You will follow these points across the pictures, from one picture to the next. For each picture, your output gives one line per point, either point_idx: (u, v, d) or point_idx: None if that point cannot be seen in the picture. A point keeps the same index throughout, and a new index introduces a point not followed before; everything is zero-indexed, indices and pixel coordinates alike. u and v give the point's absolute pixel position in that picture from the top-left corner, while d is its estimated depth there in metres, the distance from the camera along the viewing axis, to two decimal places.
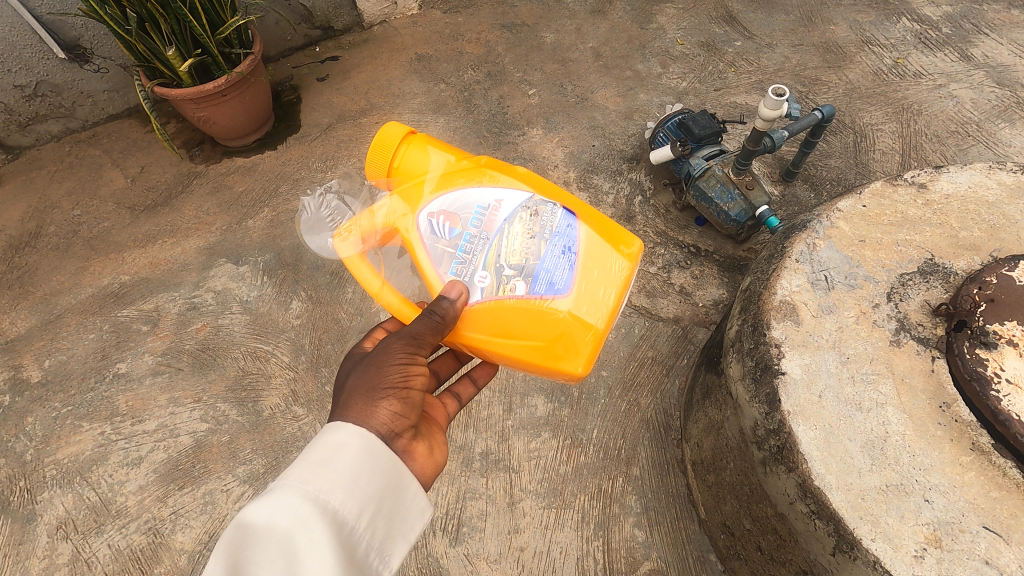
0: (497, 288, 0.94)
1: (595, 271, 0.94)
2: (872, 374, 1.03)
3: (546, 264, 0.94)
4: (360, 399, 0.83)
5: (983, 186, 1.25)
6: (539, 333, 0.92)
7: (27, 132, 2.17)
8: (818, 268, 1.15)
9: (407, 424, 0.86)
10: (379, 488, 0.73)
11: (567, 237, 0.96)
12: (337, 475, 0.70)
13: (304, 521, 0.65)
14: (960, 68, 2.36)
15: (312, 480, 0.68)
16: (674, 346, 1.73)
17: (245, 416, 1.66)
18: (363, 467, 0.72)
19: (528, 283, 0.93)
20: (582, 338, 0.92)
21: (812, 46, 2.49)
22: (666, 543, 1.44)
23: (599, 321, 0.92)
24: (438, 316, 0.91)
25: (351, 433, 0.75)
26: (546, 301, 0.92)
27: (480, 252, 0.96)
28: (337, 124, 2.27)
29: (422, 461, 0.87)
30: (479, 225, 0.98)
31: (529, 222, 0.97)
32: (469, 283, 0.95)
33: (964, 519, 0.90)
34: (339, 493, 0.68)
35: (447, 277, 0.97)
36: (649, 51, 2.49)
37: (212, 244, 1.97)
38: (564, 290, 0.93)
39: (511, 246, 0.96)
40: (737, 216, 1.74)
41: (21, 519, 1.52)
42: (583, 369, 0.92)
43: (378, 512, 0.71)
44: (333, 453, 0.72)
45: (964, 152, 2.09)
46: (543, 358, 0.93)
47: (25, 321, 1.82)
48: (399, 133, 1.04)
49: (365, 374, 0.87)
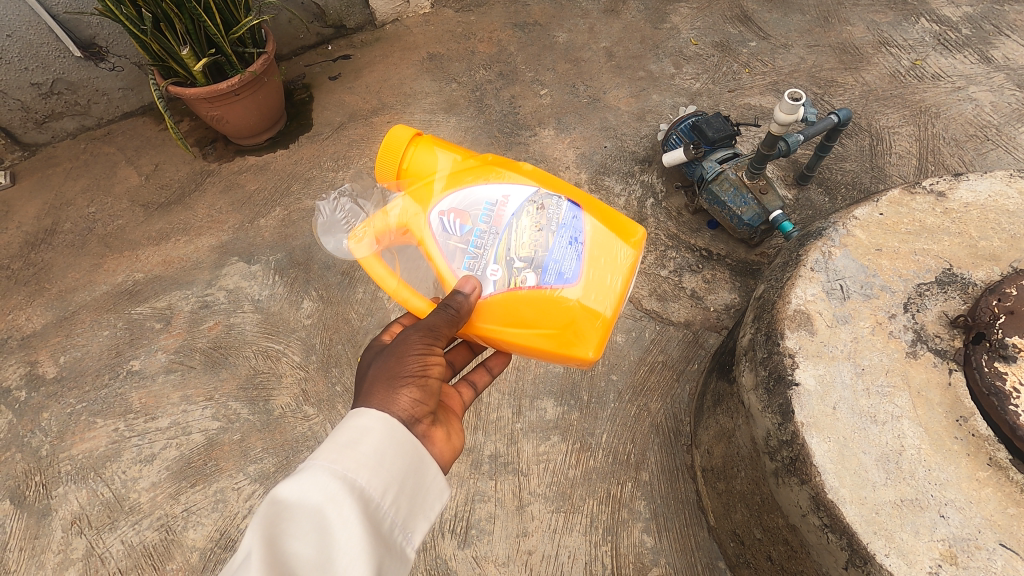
0: (508, 280, 0.94)
1: (601, 259, 0.94)
2: (888, 387, 1.02)
3: (554, 255, 0.93)
4: (381, 387, 0.83)
5: (1003, 195, 1.23)
6: (549, 321, 0.92)
7: (43, 129, 2.19)
8: (833, 277, 1.13)
9: (426, 410, 0.86)
10: (403, 469, 0.73)
11: (572, 228, 0.95)
12: (364, 456, 0.70)
13: (334, 497, 0.65)
14: (979, 70, 2.32)
15: (339, 460, 0.68)
16: (685, 350, 1.72)
17: (256, 415, 1.67)
18: (388, 450, 0.73)
19: (538, 274, 0.93)
20: (592, 325, 0.92)
21: (828, 47, 2.45)
22: (675, 550, 1.44)
23: (607, 308, 0.92)
24: (453, 309, 0.91)
25: (374, 418, 0.76)
26: (556, 291, 0.92)
27: (491, 247, 0.96)
28: (349, 123, 2.28)
29: (441, 445, 0.87)
30: (488, 221, 0.97)
31: (536, 216, 0.96)
32: (482, 277, 0.95)
33: (981, 536, 0.89)
34: (366, 472, 0.69)
35: (460, 272, 0.97)
36: (662, 51, 2.47)
37: (224, 243, 1.99)
38: (573, 279, 0.92)
39: (520, 240, 0.95)
40: (750, 220, 1.71)
41: (37, 513, 1.54)
42: (593, 354, 0.92)
43: (401, 492, 0.72)
44: (358, 436, 0.73)
45: (983, 156, 2.06)
46: (554, 345, 0.93)
47: (41, 317, 1.84)
48: (406, 135, 1.04)
49: (385, 364, 0.87)
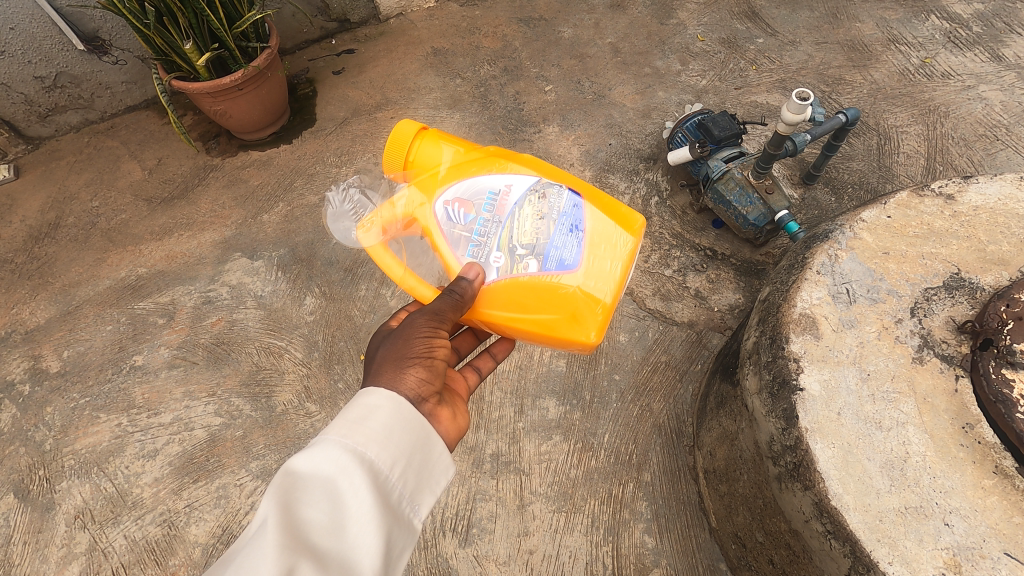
0: (510, 267, 0.94)
1: (601, 247, 0.93)
2: (893, 393, 1.01)
3: (555, 243, 0.93)
4: (388, 367, 0.84)
5: (1014, 198, 1.22)
6: (550, 306, 0.92)
7: (47, 123, 2.18)
8: (839, 280, 1.12)
9: (431, 390, 0.86)
10: (410, 444, 0.73)
11: (573, 217, 0.95)
12: (373, 432, 0.70)
13: (345, 468, 0.65)
14: (990, 68, 2.29)
15: (349, 434, 0.69)
16: (689, 351, 1.71)
17: (258, 411, 1.67)
18: (395, 425, 0.73)
19: (540, 262, 0.92)
20: (593, 311, 0.91)
21: (836, 44, 2.43)
22: (676, 551, 1.44)
23: (608, 294, 0.91)
24: (457, 295, 0.90)
25: (382, 396, 0.76)
26: (557, 278, 0.92)
27: (494, 235, 0.96)
28: (352, 119, 2.26)
29: (446, 424, 0.87)
30: (491, 210, 0.97)
31: (538, 205, 0.96)
32: (486, 264, 0.95)
33: (985, 544, 0.88)
34: (376, 446, 0.69)
35: (464, 260, 0.97)
36: (669, 47, 2.45)
37: (227, 238, 1.98)
38: (573, 266, 0.92)
39: (522, 228, 0.95)
40: (755, 220, 1.70)
41: (41, 507, 1.55)
42: (595, 338, 0.91)
43: (409, 466, 0.72)
44: (367, 413, 0.73)
45: (992, 156, 2.04)
46: (555, 330, 0.92)
47: (45, 311, 1.85)
48: (412, 129, 1.03)
49: (393, 346, 0.87)
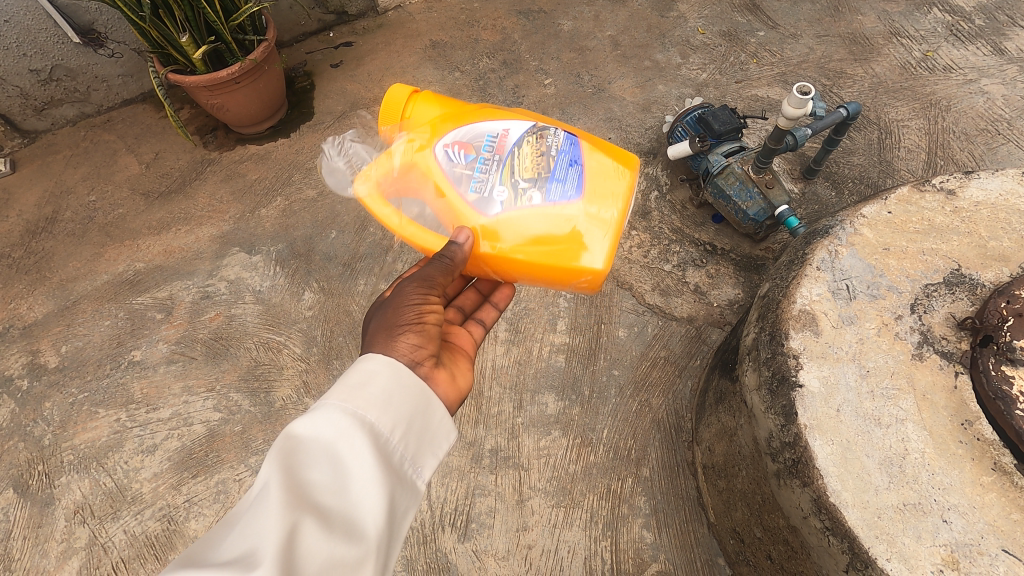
0: (513, 205, 0.92)
1: (602, 182, 0.94)
2: (892, 390, 1.01)
3: (557, 178, 0.92)
4: (381, 336, 0.86)
5: (1015, 193, 1.21)
6: (556, 240, 0.91)
7: (42, 116, 2.17)
8: (839, 276, 1.12)
9: (426, 353, 0.87)
10: (410, 408, 0.75)
11: (572, 155, 0.94)
12: (372, 396, 0.72)
13: (345, 432, 0.68)
14: (992, 62, 2.28)
15: (349, 399, 0.71)
16: (688, 346, 1.71)
17: (257, 406, 1.67)
18: (394, 390, 0.75)
19: (543, 196, 0.92)
20: (599, 241, 0.91)
21: (837, 37, 2.41)
22: (675, 546, 1.45)
23: (612, 223, 0.91)
24: (448, 260, 0.92)
25: (379, 362, 0.77)
26: (560, 211, 0.91)
27: (495, 174, 0.94)
28: (351, 112, 2.25)
29: (445, 386, 0.88)
30: (489, 152, 0.96)
31: (536, 145, 0.95)
32: (488, 203, 0.93)
33: (983, 541, 0.88)
34: (375, 410, 0.71)
35: (464, 202, 0.95)
36: (669, 40, 2.43)
37: (225, 233, 1.97)
38: (576, 199, 0.91)
39: (523, 166, 0.94)
40: (755, 215, 1.69)
41: (40, 502, 1.55)
42: (603, 266, 0.90)
43: (410, 430, 0.74)
44: (366, 379, 0.75)
45: (993, 151, 2.03)
46: (564, 263, 0.91)
47: (42, 306, 1.84)
48: (405, 89, 1.03)
49: (384, 316, 0.90)
